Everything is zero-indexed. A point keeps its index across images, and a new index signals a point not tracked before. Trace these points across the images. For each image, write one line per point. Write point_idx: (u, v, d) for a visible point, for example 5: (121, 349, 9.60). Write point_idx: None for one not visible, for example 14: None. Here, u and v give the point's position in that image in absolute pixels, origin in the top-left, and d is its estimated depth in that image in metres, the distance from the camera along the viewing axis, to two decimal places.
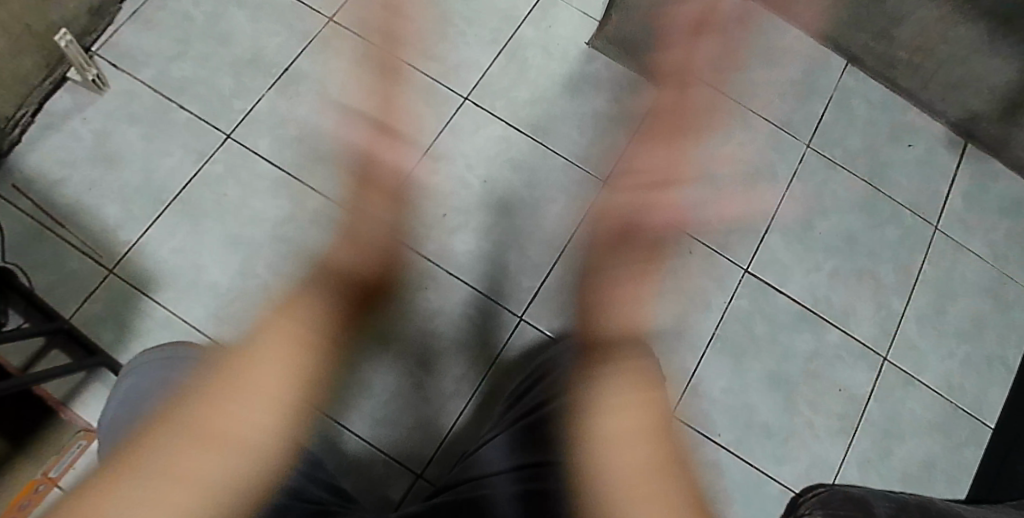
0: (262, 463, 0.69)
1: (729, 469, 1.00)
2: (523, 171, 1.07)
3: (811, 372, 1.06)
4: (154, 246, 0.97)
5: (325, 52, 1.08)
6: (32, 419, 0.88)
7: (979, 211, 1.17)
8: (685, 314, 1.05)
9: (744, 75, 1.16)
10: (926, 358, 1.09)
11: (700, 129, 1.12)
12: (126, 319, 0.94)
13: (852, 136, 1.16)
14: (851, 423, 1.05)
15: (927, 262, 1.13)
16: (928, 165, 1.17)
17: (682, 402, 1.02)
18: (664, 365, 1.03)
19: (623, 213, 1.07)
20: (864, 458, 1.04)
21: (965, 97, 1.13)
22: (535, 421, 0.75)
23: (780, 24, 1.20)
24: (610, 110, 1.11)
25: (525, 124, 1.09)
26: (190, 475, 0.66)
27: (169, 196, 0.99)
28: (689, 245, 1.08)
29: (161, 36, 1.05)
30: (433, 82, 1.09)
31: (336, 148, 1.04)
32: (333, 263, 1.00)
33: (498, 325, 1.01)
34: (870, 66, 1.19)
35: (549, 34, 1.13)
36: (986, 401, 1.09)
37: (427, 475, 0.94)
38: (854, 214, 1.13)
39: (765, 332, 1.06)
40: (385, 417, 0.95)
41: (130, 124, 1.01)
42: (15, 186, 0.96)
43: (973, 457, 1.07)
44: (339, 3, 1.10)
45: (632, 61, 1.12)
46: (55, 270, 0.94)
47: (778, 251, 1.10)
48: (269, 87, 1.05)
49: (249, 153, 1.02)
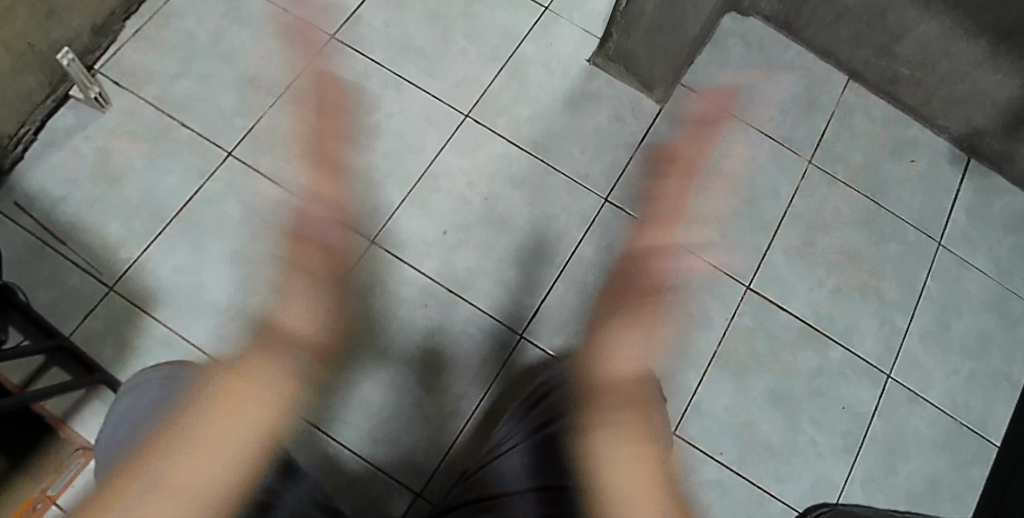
0: None
1: (731, 489, 0.99)
2: (523, 189, 1.07)
3: (814, 389, 1.05)
4: (154, 264, 0.97)
5: (327, 70, 1.08)
6: (32, 437, 0.87)
7: (983, 226, 1.16)
8: (688, 331, 1.04)
9: (745, 91, 1.16)
10: (929, 375, 1.08)
11: (702, 146, 1.12)
12: (125, 338, 0.94)
13: (853, 152, 1.16)
14: (855, 441, 1.04)
15: (931, 278, 1.12)
16: (931, 180, 1.17)
17: (684, 421, 1.01)
18: (666, 383, 1.02)
19: (624, 229, 1.07)
20: (868, 476, 1.03)
21: (968, 111, 1.13)
22: (538, 448, 0.74)
23: (781, 40, 1.20)
24: (611, 127, 1.11)
25: (525, 141, 1.09)
26: None
27: (170, 213, 0.99)
28: (691, 262, 1.07)
29: (165, 53, 1.06)
30: (435, 100, 1.09)
31: (338, 166, 1.04)
32: (333, 280, 0.99)
33: (498, 343, 1.00)
34: (871, 82, 1.19)
35: (550, 51, 1.14)
36: (992, 419, 1.08)
37: (426, 494, 0.93)
38: (856, 230, 1.13)
39: (768, 350, 1.06)
40: (385, 435, 0.95)
41: (133, 142, 1.01)
42: (17, 205, 0.96)
43: (979, 475, 1.06)
44: (341, 21, 1.11)
45: (633, 78, 1.12)
46: (56, 287, 0.94)
47: (780, 267, 1.09)
48: (271, 104, 1.06)
49: (250, 172, 1.02)
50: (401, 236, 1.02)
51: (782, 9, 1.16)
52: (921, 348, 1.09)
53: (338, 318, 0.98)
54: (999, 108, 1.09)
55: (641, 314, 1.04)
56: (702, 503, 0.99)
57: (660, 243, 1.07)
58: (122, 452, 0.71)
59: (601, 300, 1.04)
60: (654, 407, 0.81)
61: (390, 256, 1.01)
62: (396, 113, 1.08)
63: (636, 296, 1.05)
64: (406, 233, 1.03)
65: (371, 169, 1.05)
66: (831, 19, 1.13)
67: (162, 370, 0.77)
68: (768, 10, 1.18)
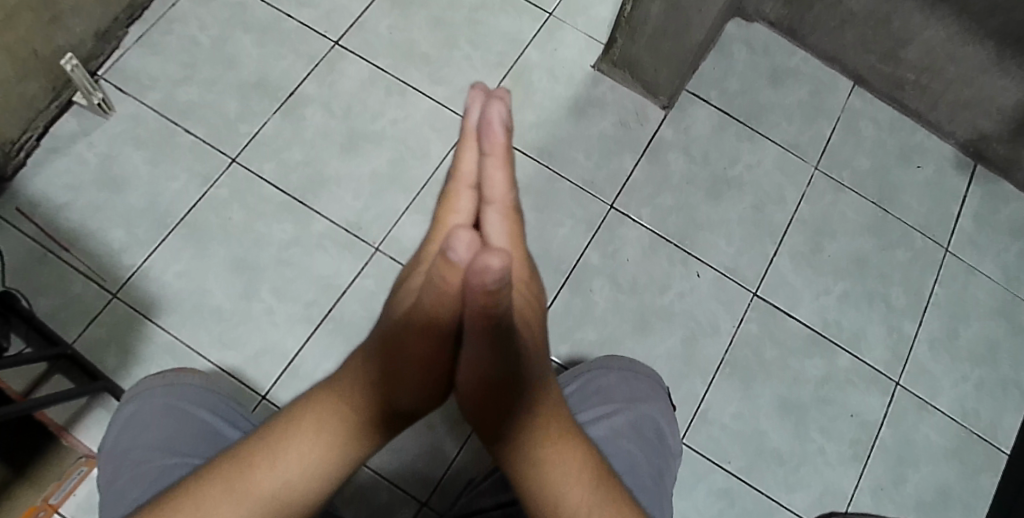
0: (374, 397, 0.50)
1: (739, 498, 0.98)
2: (528, 195, 1.06)
3: (822, 397, 1.04)
4: (158, 270, 0.97)
5: (331, 76, 1.08)
6: (36, 444, 0.87)
7: (990, 231, 1.15)
8: (694, 339, 1.04)
9: (750, 97, 1.16)
10: (939, 383, 1.07)
11: (707, 152, 1.12)
12: (129, 345, 0.94)
13: (860, 158, 1.16)
14: (864, 449, 1.03)
15: (939, 284, 1.11)
16: (937, 186, 1.16)
17: (691, 429, 1.00)
18: (673, 391, 1.01)
19: (629, 236, 1.06)
20: (877, 485, 1.02)
21: (973, 116, 1.12)
22: None
23: (786, 46, 1.20)
24: (617, 132, 1.11)
25: (530, 147, 1.08)
26: (260, 476, 0.49)
27: (174, 220, 0.99)
28: (697, 269, 1.07)
29: (169, 59, 1.05)
30: (439, 106, 1.09)
31: (342, 172, 1.04)
32: (339, 286, 0.99)
33: None
34: (878, 88, 1.19)
35: (555, 57, 1.13)
36: (1002, 426, 1.07)
37: (432, 503, 0.93)
38: (863, 236, 1.12)
39: (776, 358, 1.05)
40: (389, 443, 0.94)
41: (136, 148, 1.01)
42: (19, 211, 0.96)
43: (990, 483, 1.04)
44: (345, 27, 1.11)
45: (637, 84, 1.12)
46: (59, 294, 0.94)
47: (787, 274, 1.09)
48: (276, 110, 1.05)
49: (255, 178, 1.02)
50: (407, 242, 1.02)
51: (788, 14, 1.16)
52: (930, 355, 1.08)
53: (344, 325, 0.97)
54: (1005, 112, 1.09)
55: (647, 322, 1.03)
56: (708, 512, 0.98)
57: (666, 250, 1.07)
58: (121, 459, 0.70)
59: (608, 308, 1.03)
60: (664, 413, 0.81)
61: (394, 263, 1.01)
62: (401, 119, 1.07)
63: (642, 302, 1.04)
64: (410, 239, 1.02)
65: (376, 176, 1.04)
66: (836, 24, 1.12)
67: (169, 375, 0.77)
68: (773, 15, 1.18)
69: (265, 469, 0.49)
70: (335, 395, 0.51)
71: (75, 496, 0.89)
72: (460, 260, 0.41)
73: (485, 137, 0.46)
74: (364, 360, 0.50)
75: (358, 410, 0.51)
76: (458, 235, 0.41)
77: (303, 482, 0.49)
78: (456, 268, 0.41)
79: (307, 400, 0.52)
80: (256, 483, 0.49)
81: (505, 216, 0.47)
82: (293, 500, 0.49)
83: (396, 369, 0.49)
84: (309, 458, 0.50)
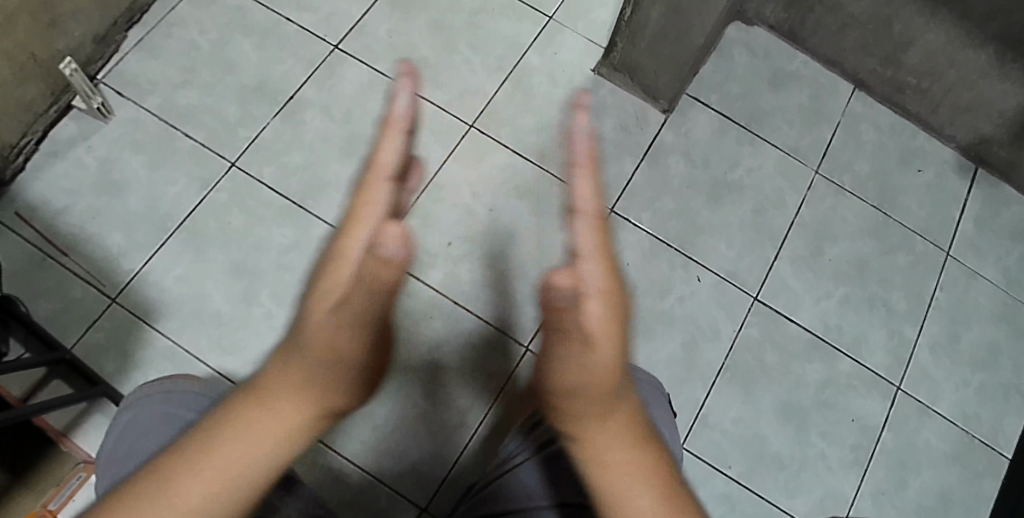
0: (325, 377, 0.45)
1: (739, 503, 0.98)
2: (528, 199, 1.06)
3: (823, 401, 1.04)
4: (157, 275, 0.96)
5: (330, 79, 1.08)
6: (36, 449, 0.87)
7: (991, 235, 1.15)
8: (694, 344, 1.03)
9: (750, 101, 1.16)
10: (940, 387, 1.07)
11: (707, 156, 1.12)
12: (128, 350, 0.93)
13: (861, 161, 1.15)
14: (865, 454, 1.03)
15: (940, 288, 1.11)
16: (938, 190, 1.16)
17: (692, 434, 1.00)
18: (673, 396, 1.01)
19: (629, 240, 1.06)
20: (878, 490, 1.02)
21: (974, 120, 1.12)
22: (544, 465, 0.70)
23: (786, 49, 1.19)
24: (617, 136, 1.10)
25: (530, 151, 1.08)
26: (195, 473, 0.40)
27: (173, 224, 0.99)
28: (697, 273, 1.06)
29: (168, 63, 1.05)
30: (439, 110, 1.08)
31: (342, 176, 1.03)
32: None
33: (503, 355, 0.99)
34: (878, 91, 1.18)
35: (555, 61, 1.13)
36: (1003, 430, 1.06)
37: (432, 508, 0.92)
38: (864, 240, 1.12)
39: (776, 362, 1.04)
40: (388, 449, 0.94)
41: (135, 152, 1.01)
42: (18, 215, 0.96)
43: (991, 488, 1.04)
44: (345, 31, 1.10)
45: (638, 88, 1.12)
46: (58, 299, 0.94)
47: (788, 278, 1.08)
48: (275, 114, 1.05)
49: (254, 182, 1.02)
50: None
51: (788, 18, 1.16)
52: (931, 359, 1.08)
53: None
54: (1005, 117, 1.09)
55: (647, 326, 1.03)
56: None
57: (666, 254, 1.06)
58: (119, 465, 0.70)
59: None
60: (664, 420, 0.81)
61: None
62: None
63: (643, 307, 1.04)
64: None
65: None
66: (836, 27, 1.12)
67: (166, 382, 0.77)
68: (773, 19, 1.18)
69: (197, 465, 0.40)
70: (275, 385, 0.45)
71: (73, 501, 0.87)
72: (395, 256, 0.47)
73: (404, 103, 0.50)
74: (298, 342, 0.46)
75: (305, 393, 0.45)
76: (388, 233, 0.46)
77: (252, 475, 0.41)
78: (391, 262, 0.47)
79: (237, 399, 0.44)
80: (188, 477, 0.39)
81: (585, 227, 0.47)
82: (239, 494, 0.40)
83: (336, 342, 0.46)
84: (252, 446, 0.41)
